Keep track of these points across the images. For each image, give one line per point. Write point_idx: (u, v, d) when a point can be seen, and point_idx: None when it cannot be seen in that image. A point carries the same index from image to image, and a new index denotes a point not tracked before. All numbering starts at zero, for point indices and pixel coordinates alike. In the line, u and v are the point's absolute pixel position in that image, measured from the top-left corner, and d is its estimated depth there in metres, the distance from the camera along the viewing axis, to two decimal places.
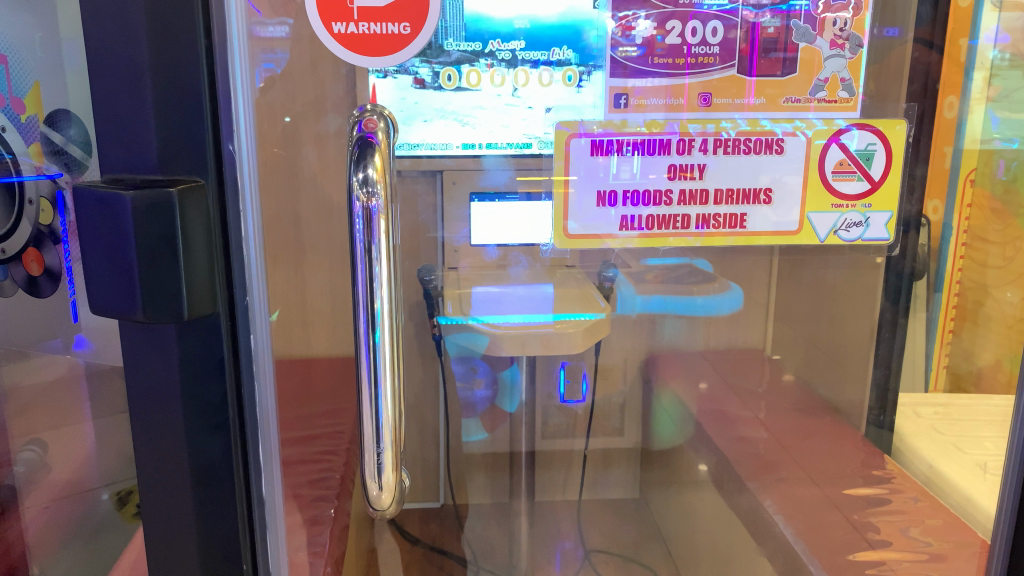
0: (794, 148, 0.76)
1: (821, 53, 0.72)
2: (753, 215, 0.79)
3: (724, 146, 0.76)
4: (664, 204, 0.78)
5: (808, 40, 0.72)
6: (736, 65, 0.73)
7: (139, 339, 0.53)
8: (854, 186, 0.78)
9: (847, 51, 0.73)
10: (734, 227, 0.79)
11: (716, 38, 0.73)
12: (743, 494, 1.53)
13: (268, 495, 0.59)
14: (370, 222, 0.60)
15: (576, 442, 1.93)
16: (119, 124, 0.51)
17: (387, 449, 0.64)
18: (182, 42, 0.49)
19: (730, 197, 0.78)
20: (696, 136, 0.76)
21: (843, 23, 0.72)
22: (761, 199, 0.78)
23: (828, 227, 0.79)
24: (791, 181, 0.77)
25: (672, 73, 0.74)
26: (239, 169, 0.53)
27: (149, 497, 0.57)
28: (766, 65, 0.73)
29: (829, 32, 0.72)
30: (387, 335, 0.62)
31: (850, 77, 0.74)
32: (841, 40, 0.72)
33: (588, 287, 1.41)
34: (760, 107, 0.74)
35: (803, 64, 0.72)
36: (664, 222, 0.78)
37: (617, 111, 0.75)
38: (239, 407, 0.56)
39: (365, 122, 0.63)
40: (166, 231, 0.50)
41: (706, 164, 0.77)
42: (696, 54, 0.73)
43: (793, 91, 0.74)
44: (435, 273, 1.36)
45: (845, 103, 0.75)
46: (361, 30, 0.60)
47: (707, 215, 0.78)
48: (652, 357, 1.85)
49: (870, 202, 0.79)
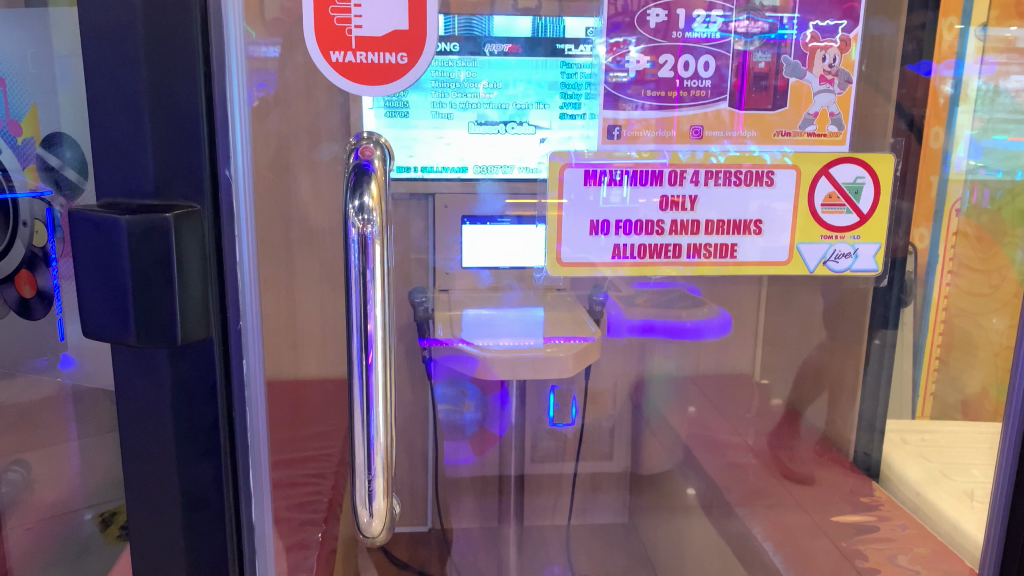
0: (784, 180, 0.77)
1: (810, 87, 0.75)
2: (743, 245, 0.79)
3: (714, 177, 0.77)
4: (655, 233, 0.78)
5: (798, 76, 0.74)
6: (727, 99, 0.76)
7: (131, 363, 0.53)
8: (844, 218, 0.78)
9: (836, 87, 0.75)
10: (724, 257, 0.80)
11: (709, 72, 0.76)
12: (732, 520, 1.49)
13: (258, 521, 0.59)
14: (365, 248, 0.60)
15: (565, 465, 1.91)
16: (116, 149, 0.51)
17: (379, 476, 0.64)
18: (180, 70, 0.50)
19: (721, 227, 0.78)
20: (689, 167, 0.77)
21: (831, 59, 0.75)
22: (751, 230, 0.78)
23: (817, 258, 0.79)
24: (780, 208, 0.78)
25: (663, 106, 0.77)
26: (236, 196, 0.53)
27: (138, 524, 0.56)
28: (756, 99, 0.75)
29: (818, 67, 0.75)
30: (381, 360, 0.62)
31: (839, 111, 0.76)
32: (830, 75, 0.74)
33: (578, 312, 1.47)
34: (751, 138, 0.76)
35: (793, 97, 0.75)
36: (655, 251, 0.78)
37: (611, 142, 0.78)
38: (230, 432, 0.56)
39: (361, 152, 0.64)
40: (161, 255, 0.50)
41: (696, 196, 0.78)
42: (688, 88, 0.76)
43: (783, 125, 0.75)
44: (427, 296, 1.49)
45: (834, 137, 0.76)
46: (359, 59, 0.60)
47: (697, 244, 0.78)
48: (641, 381, 1.83)
49: (859, 234, 0.79)
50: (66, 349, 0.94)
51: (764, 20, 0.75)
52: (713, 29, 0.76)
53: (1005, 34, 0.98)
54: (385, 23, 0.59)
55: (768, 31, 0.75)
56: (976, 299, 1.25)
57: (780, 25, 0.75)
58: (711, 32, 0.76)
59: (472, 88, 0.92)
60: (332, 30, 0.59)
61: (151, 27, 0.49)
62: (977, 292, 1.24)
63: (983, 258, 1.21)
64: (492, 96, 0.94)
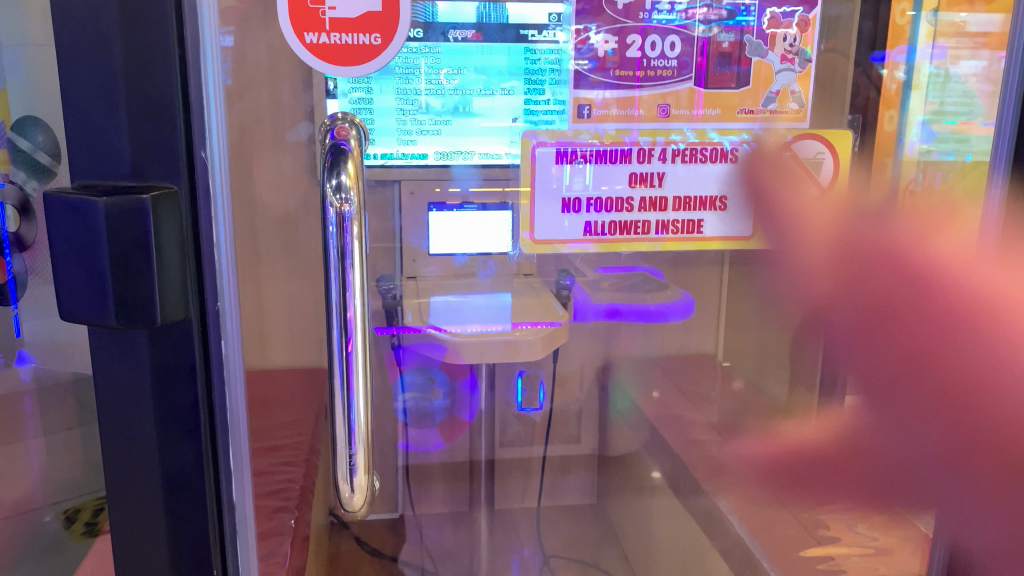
0: (744, 156, 0.88)
1: (772, 66, 0.90)
2: (707, 221, 0.92)
3: (680, 156, 0.92)
4: (626, 210, 0.94)
5: (760, 55, 0.89)
6: (692, 78, 0.92)
7: (109, 345, 0.53)
8: (801, 187, 0.88)
9: (795, 66, 0.90)
10: (692, 232, 0.94)
11: (674, 51, 0.93)
12: (698, 497, 1.54)
13: (239, 499, 0.59)
14: (343, 227, 0.61)
15: (534, 449, 1.93)
16: (92, 134, 0.51)
17: (360, 451, 0.65)
18: (154, 54, 0.50)
19: (690, 203, 0.91)
20: (655, 148, 0.92)
21: (791, 40, 0.89)
22: (716, 206, 0.91)
23: None
24: (742, 188, 0.89)
25: (627, 85, 0.95)
26: (212, 178, 0.53)
27: (118, 506, 0.57)
28: (718, 79, 0.91)
29: (780, 48, 0.89)
30: (360, 346, 0.63)
31: (799, 90, 0.90)
32: (791, 55, 0.90)
33: (546, 295, 1.50)
34: (714, 116, 0.91)
35: (753, 77, 0.89)
36: (626, 227, 0.95)
37: (582, 120, 0.97)
38: (209, 413, 0.57)
39: (338, 131, 0.67)
40: (138, 237, 0.50)
41: (664, 173, 0.92)
42: (656, 67, 0.94)
43: (746, 102, 0.89)
44: (394, 282, 1.50)
45: (795, 112, 0.90)
46: (333, 41, 0.61)
47: (664, 220, 0.94)
48: (607, 364, 1.88)
49: (817, 203, 0.88)
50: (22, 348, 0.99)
51: (722, 9, 0.90)
52: (676, 14, 0.92)
53: (954, 20, 1.03)
54: (358, 5, 0.60)
55: (729, 20, 0.90)
56: None
57: (736, 13, 0.90)
58: (675, 18, 0.92)
59: (440, 83, 1.15)
60: (306, 13, 0.58)
61: (125, 12, 0.49)
62: None
63: None
64: (452, 80, 1.16)
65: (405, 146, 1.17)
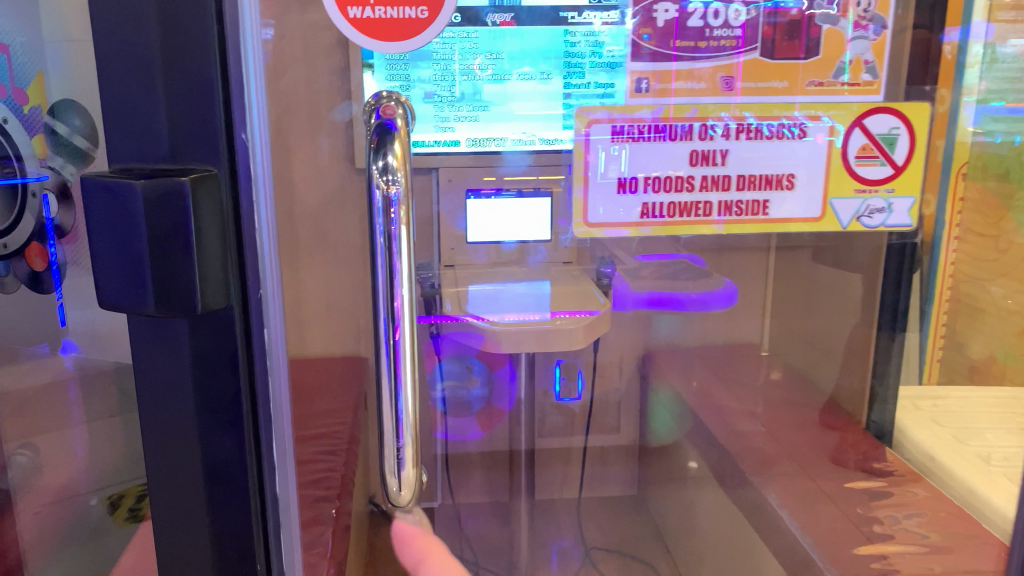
0: (814, 134, 0.85)
1: (845, 34, 0.91)
2: (774, 201, 0.88)
3: (745, 134, 0.87)
4: (686, 189, 0.89)
5: (831, 23, 0.92)
6: (758, 49, 0.97)
7: (147, 332, 0.52)
8: (878, 170, 0.86)
9: (869, 34, 0.91)
10: (758, 213, 0.90)
11: (738, 23, 1.00)
12: (746, 489, 1.46)
13: (282, 493, 0.57)
14: (388, 211, 0.58)
15: (574, 440, 1.91)
16: (130, 113, 0.49)
17: (407, 444, 0.62)
18: (192, 29, 0.48)
19: (755, 183, 0.87)
20: (719, 124, 0.89)
21: (863, 7, 0.93)
22: (784, 185, 0.87)
23: (850, 213, 0.87)
24: (813, 171, 0.86)
25: (697, 57, 1.02)
26: (253, 161, 0.51)
27: (159, 497, 0.55)
28: (790, 48, 0.93)
29: (852, 15, 0.92)
30: (408, 334, 0.60)
31: (873, 60, 0.90)
32: (865, 21, 0.92)
33: (584, 283, 1.48)
34: (780, 88, 0.91)
35: (825, 48, 0.89)
36: (686, 209, 0.91)
37: (640, 93, 1.00)
38: (252, 403, 0.55)
39: (383, 110, 0.65)
40: (177, 221, 0.48)
41: (727, 150, 0.88)
42: (718, 37, 1.01)
43: (816, 76, 0.89)
44: (432, 271, 1.47)
45: (867, 85, 0.89)
46: (377, 14, 0.58)
47: (728, 200, 0.89)
48: (648, 354, 1.84)
49: (893, 188, 0.88)
50: (66, 336, 0.99)
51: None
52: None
53: None
54: None
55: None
56: (982, 263, 1.34)
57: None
58: None
59: (480, 67, 1.20)
60: None
61: None
62: (985, 257, 1.32)
63: (993, 220, 1.27)
64: (487, 64, 1.21)
65: (442, 133, 1.18)
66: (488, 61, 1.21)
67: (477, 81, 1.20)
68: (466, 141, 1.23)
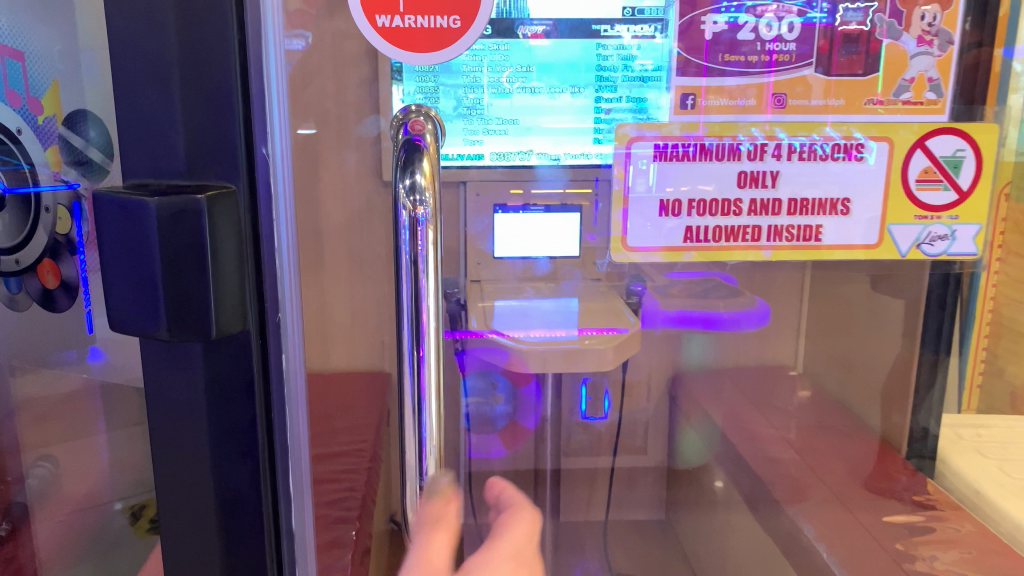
0: (874, 155, 0.92)
1: (908, 54, 0.94)
2: (827, 226, 0.93)
3: (798, 155, 0.94)
4: (733, 213, 0.96)
5: (895, 38, 0.94)
6: (814, 64, 0.98)
7: (160, 356, 0.49)
8: (942, 195, 0.90)
9: (933, 51, 0.94)
10: (810, 239, 0.95)
11: (794, 37, 1.01)
12: (781, 519, 1.41)
13: (298, 527, 0.55)
14: (416, 231, 0.56)
15: (601, 460, 1.86)
16: (145, 126, 0.46)
17: (431, 482, 0.59)
18: (213, 38, 0.45)
19: (809, 207, 0.93)
20: (770, 143, 0.96)
21: (927, 23, 0.95)
22: (839, 209, 0.92)
23: (911, 240, 0.93)
24: (868, 194, 0.92)
25: (748, 72, 1.03)
26: (273, 176, 0.49)
27: (169, 529, 0.52)
28: (849, 65, 0.95)
29: (916, 30, 0.94)
30: (433, 353, 0.57)
31: (936, 77, 0.93)
32: (929, 36, 0.94)
33: (613, 299, 1.44)
34: (837, 105, 0.95)
35: (892, 62, 0.94)
36: (733, 233, 0.97)
37: (684, 110, 1.06)
38: (268, 432, 0.52)
39: (411, 126, 0.60)
40: (192, 240, 0.45)
41: (778, 171, 0.95)
42: (776, 53, 1.02)
43: (875, 94, 0.94)
44: (459, 286, 1.44)
45: (930, 102, 0.92)
46: (406, 23, 0.55)
47: (777, 225, 0.95)
48: (677, 374, 1.79)
49: (957, 215, 0.92)
50: (94, 341, 0.87)
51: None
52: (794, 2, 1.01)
53: None
54: None
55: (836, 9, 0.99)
56: None
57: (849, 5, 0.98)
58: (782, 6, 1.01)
59: (511, 85, 1.18)
60: None
61: None
62: None
63: None
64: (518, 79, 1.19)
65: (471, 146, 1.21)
66: (517, 76, 1.19)
67: (509, 96, 1.18)
68: (491, 156, 1.24)
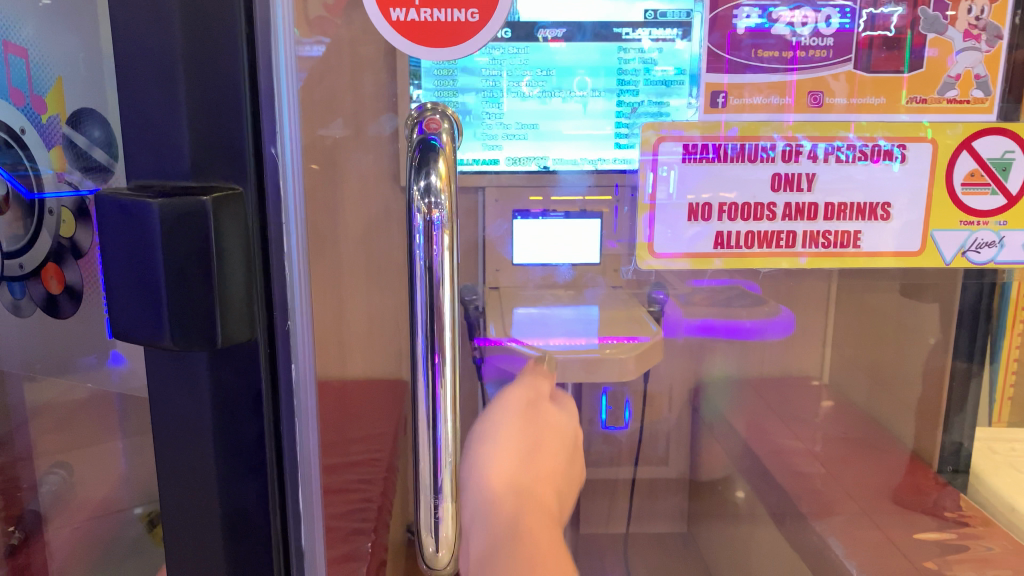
0: (917, 156, 0.91)
1: (955, 43, 0.89)
2: (867, 232, 0.95)
3: (833, 158, 0.95)
4: (767, 217, 0.99)
5: (938, 30, 0.88)
6: (852, 59, 0.93)
7: (166, 367, 0.47)
8: (988, 202, 0.90)
9: (979, 44, 0.89)
10: (849, 243, 0.97)
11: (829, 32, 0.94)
12: (809, 535, 1.37)
13: (309, 547, 0.53)
14: (432, 236, 0.54)
15: (621, 471, 1.81)
16: (150, 126, 0.45)
17: (447, 501, 0.57)
18: (219, 34, 0.43)
19: (847, 213, 0.95)
20: (806, 145, 0.95)
21: (977, 13, 0.90)
22: (878, 215, 0.94)
23: (955, 247, 0.93)
24: (907, 199, 0.93)
25: (777, 68, 0.97)
26: (283, 178, 0.47)
27: (175, 546, 0.50)
28: (892, 59, 0.91)
29: (961, 23, 0.89)
30: (450, 363, 0.55)
31: (983, 74, 0.89)
32: (976, 31, 0.89)
33: (636, 310, 1.43)
34: (878, 103, 0.92)
35: (935, 56, 0.88)
36: (767, 236, 1.00)
37: (716, 109, 1.00)
38: (277, 448, 0.50)
39: (426, 124, 0.61)
40: (197, 245, 0.43)
41: (815, 173, 0.96)
42: (808, 45, 0.95)
43: (920, 92, 0.90)
44: (477, 292, 1.39)
45: (979, 101, 0.88)
46: (423, 18, 0.53)
47: (815, 229, 0.97)
48: (699, 387, 1.76)
49: (1005, 220, 0.91)
50: (114, 346, 0.86)
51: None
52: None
53: None
54: None
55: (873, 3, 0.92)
56: None
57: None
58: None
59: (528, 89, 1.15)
60: None
61: None
62: None
63: None
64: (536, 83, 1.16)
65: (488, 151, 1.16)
66: (534, 79, 1.16)
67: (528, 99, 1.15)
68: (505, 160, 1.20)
